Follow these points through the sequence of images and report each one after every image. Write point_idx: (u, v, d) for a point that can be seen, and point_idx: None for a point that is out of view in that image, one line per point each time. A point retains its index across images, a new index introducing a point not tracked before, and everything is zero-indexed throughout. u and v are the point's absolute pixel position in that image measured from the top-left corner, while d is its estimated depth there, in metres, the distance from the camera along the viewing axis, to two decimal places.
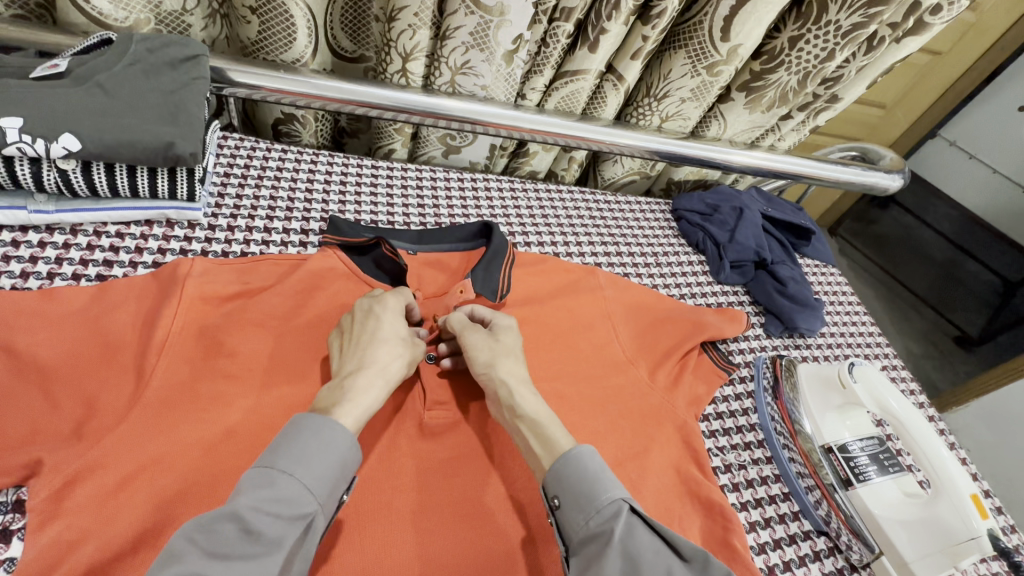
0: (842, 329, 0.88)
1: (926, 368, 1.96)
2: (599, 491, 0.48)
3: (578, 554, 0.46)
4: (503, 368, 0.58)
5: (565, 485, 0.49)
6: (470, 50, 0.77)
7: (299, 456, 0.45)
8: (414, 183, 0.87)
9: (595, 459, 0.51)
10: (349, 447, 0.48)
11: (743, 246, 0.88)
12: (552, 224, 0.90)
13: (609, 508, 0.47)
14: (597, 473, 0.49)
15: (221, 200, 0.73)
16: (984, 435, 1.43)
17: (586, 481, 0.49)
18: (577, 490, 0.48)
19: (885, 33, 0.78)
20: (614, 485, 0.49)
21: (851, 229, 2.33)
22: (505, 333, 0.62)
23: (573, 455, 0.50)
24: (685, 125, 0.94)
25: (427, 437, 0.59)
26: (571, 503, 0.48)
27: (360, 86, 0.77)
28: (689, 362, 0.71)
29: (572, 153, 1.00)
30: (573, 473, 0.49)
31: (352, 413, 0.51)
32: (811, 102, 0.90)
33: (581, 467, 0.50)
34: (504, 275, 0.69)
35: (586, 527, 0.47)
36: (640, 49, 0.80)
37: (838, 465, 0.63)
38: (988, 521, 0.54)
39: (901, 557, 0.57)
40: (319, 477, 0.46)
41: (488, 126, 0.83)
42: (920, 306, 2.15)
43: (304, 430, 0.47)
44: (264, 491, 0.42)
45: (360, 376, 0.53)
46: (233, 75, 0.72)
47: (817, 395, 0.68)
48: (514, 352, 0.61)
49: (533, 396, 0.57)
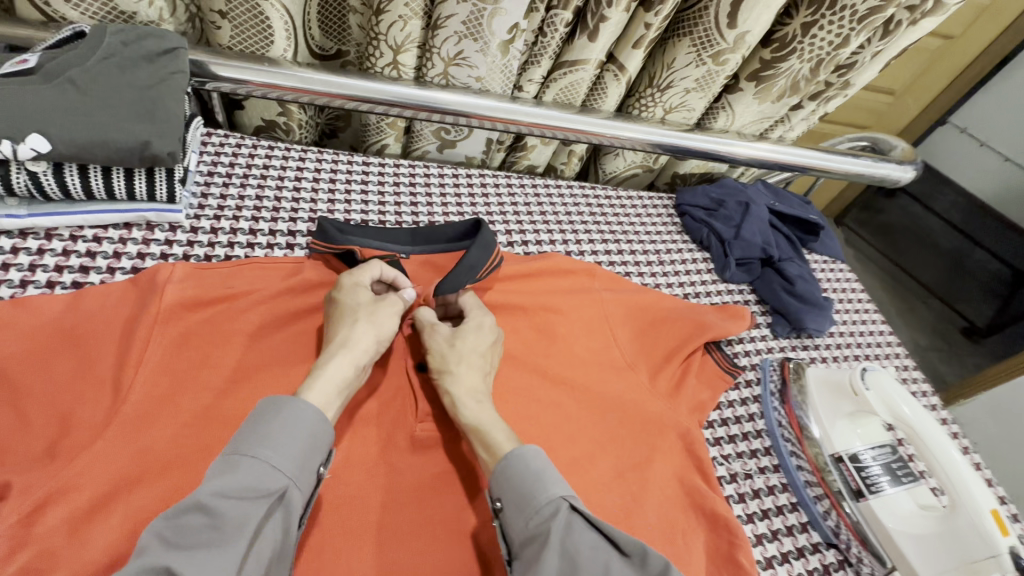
0: (852, 328, 0.85)
1: (932, 361, 1.93)
2: (539, 491, 0.46)
3: (517, 559, 0.45)
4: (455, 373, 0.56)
5: (507, 486, 0.48)
6: (464, 40, 0.74)
7: (265, 438, 0.44)
8: (407, 179, 0.84)
9: (538, 457, 0.49)
10: (313, 423, 0.47)
11: (750, 243, 0.84)
12: (550, 221, 0.87)
13: (547, 507, 0.45)
14: (538, 471, 0.48)
15: (204, 200, 0.70)
16: (989, 428, 1.41)
17: (530, 481, 0.47)
18: (518, 491, 0.47)
19: (902, 16, 0.74)
20: (554, 483, 0.47)
21: (858, 219, 2.30)
22: (472, 327, 0.60)
23: (515, 454, 0.49)
24: (689, 117, 0.90)
25: (418, 452, 0.56)
26: (512, 505, 0.47)
27: (349, 79, 0.74)
28: (693, 364, 0.69)
29: (571, 147, 0.96)
30: (514, 473, 0.48)
31: (320, 391, 0.50)
32: (823, 91, 0.86)
33: (525, 466, 0.48)
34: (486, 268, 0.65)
35: (526, 529, 0.45)
36: (643, 37, 0.76)
37: (848, 475, 0.61)
38: (1008, 538, 0.51)
39: (914, 570, 0.55)
40: (286, 454, 0.44)
41: (484, 120, 0.80)
42: (927, 297, 2.12)
43: (263, 415, 0.46)
44: (229, 476, 0.41)
45: (324, 359, 0.53)
46: (215, 68, 0.69)
47: (828, 400, 0.65)
48: (470, 352, 0.58)
49: (478, 403, 0.55)
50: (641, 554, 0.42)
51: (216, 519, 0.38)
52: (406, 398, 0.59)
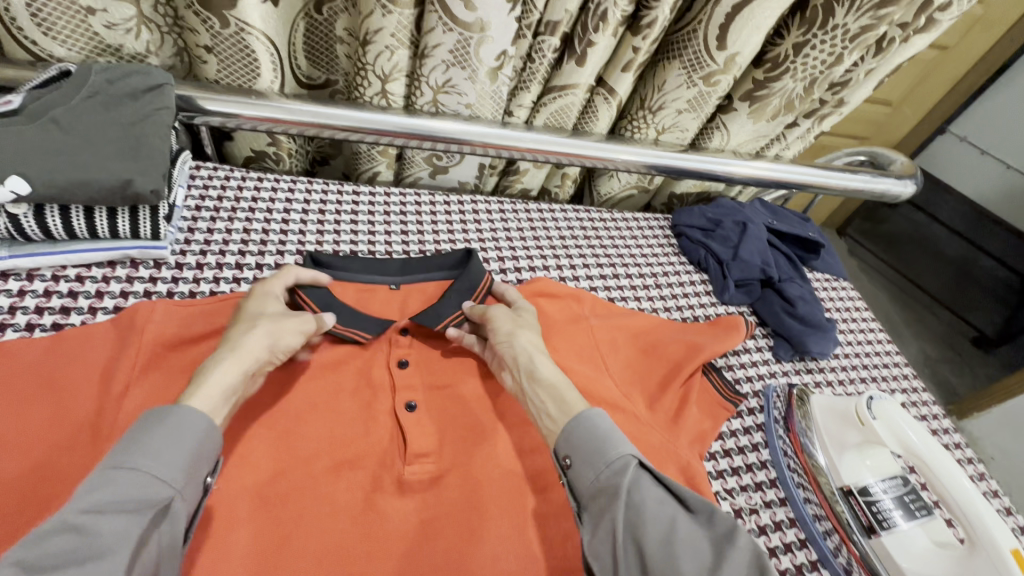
0: (857, 349, 0.83)
1: (944, 372, 1.90)
2: (608, 448, 0.48)
3: (585, 507, 0.47)
4: (513, 335, 0.61)
5: (575, 443, 0.49)
6: (451, 68, 0.73)
7: (143, 450, 0.41)
8: (398, 208, 0.83)
9: (604, 418, 0.51)
10: (201, 432, 0.44)
11: (748, 263, 0.83)
12: (544, 246, 0.85)
13: (618, 462, 0.47)
14: (606, 431, 0.50)
15: (191, 234, 0.69)
16: (1005, 441, 1.44)
17: (599, 436, 0.49)
18: (588, 447, 0.49)
19: (895, 34, 0.73)
20: (622, 442, 0.49)
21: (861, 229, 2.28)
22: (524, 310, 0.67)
23: (584, 413, 0.51)
24: (683, 137, 0.89)
25: (406, 495, 0.54)
26: (582, 460, 0.48)
27: (338, 110, 0.74)
28: (692, 390, 0.66)
29: (565, 170, 0.96)
30: (583, 431, 0.50)
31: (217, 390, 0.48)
32: (817, 108, 0.85)
33: (593, 425, 0.50)
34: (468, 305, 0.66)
35: (596, 482, 0.47)
36: (631, 60, 0.75)
37: (858, 510, 0.58)
38: None
39: None
40: (168, 449, 0.42)
41: (476, 147, 0.80)
42: (935, 307, 2.08)
43: (145, 424, 0.43)
44: (99, 492, 0.38)
45: (211, 365, 0.50)
46: (202, 102, 0.69)
47: (833, 428, 0.63)
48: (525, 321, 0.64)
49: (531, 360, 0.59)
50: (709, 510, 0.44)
51: None
52: (393, 439, 0.57)
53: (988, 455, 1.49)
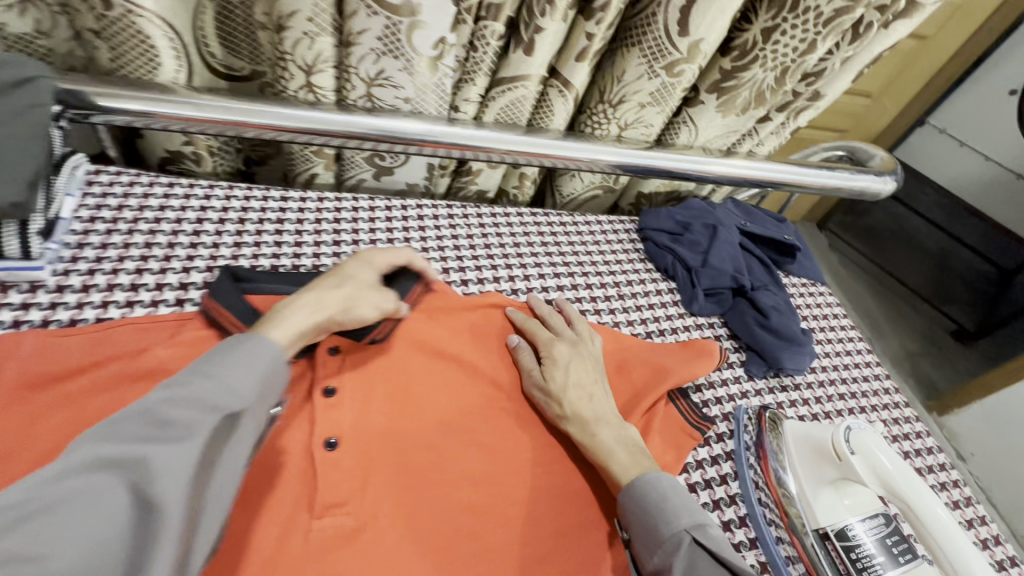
0: (835, 362, 0.77)
1: (923, 367, 1.89)
2: (661, 524, 0.50)
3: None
4: (571, 369, 0.60)
5: (633, 520, 0.52)
6: (383, 57, 0.65)
7: (224, 364, 0.43)
8: (333, 215, 0.75)
9: (656, 486, 0.52)
10: (274, 357, 0.46)
11: (719, 270, 0.76)
12: (497, 254, 0.78)
13: (671, 541, 0.49)
14: (659, 501, 0.51)
15: (78, 251, 0.60)
16: (986, 439, 1.42)
17: (654, 511, 0.51)
18: (643, 524, 0.51)
19: (873, 18, 0.66)
20: (677, 516, 0.50)
21: (840, 222, 2.25)
22: (576, 333, 0.65)
23: (636, 485, 0.52)
24: (648, 133, 0.82)
25: (316, 555, 0.46)
26: (640, 538, 0.51)
27: (256, 106, 0.65)
28: (655, 418, 0.60)
29: (522, 170, 0.88)
30: (635, 507, 0.52)
31: (280, 328, 0.49)
32: (790, 101, 0.78)
33: (648, 496, 0.52)
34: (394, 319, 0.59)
35: (654, 562, 0.50)
36: (586, 48, 0.67)
37: (835, 557, 0.52)
38: None
39: None
40: (242, 382, 0.43)
41: (417, 146, 0.72)
42: (914, 300, 2.10)
43: (229, 345, 0.45)
44: (177, 390, 0.40)
45: (283, 308, 0.51)
46: (97, 98, 0.61)
47: (809, 461, 0.57)
48: (582, 348, 0.63)
49: (590, 398, 0.59)
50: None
51: None
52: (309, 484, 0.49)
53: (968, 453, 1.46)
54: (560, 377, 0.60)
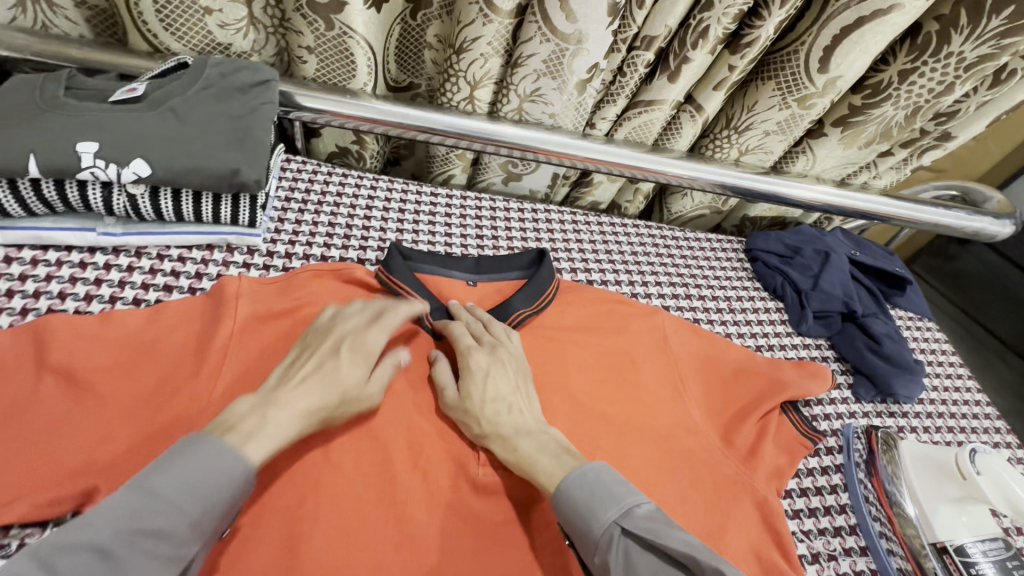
0: (944, 396, 0.78)
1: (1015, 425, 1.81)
2: (591, 522, 0.45)
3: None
4: (488, 381, 0.57)
5: (567, 523, 0.47)
6: (542, 78, 0.74)
7: (220, 467, 0.40)
8: (473, 212, 0.84)
9: (579, 480, 0.48)
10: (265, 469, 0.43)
11: (830, 294, 0.79)
12: (616, 260, 0.84)
13: (602, 538, 0.44)
14: (588, 494, 0.47)
15: (280, 225, 0.72)
16: None
17: (585, 504, 0.46)
18: (578, 526, 0.46)
19: (1017, 66, 0.69)
20: (606, 508, 0.46)
21: (928, 265, 2.15)
22: (500, 334, 0.62)
23: (565, 485, 0.48)
24: (766, 159, 0.86)
25: (481, 495, 0.54)
26: (579, 541, 0.46)
27: (426, 112, 0.75)
28: (771, 425, 0.64)
29: (638, 185, 0.95)
30: (562, 509, 0.48)
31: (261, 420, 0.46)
32: (916, 138, 0.81)
33: (578, 491, 0.48)
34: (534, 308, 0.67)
35: (595, 566, 0.44)
36: (725, 79, 0.74)
37: (953, 570, 0.54)
38: None
39: None
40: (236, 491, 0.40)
41: (553, 157, 0.80)
42: (1004, 355, 2.00)
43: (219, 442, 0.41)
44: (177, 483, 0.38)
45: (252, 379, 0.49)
46: (300, 98, 0.72)
47: (927, 480, 0.60)
48: (502, 354, 0.59)
49: (508, 409, 0.56)
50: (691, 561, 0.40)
51: None
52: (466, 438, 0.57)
53: None
54: (476, 393, 0.56)
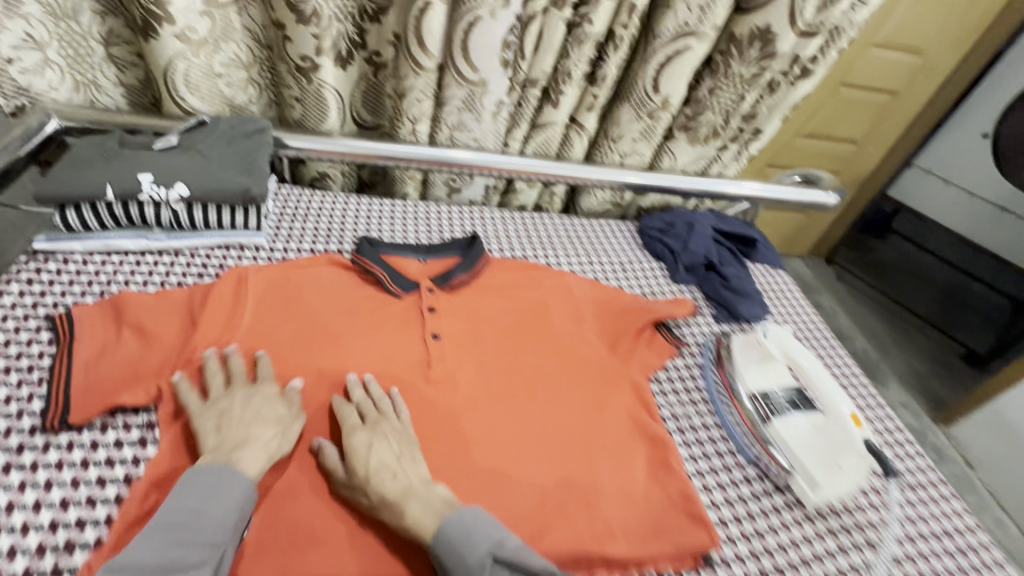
0: (787, 319, 1.05)
1: (932, 385, 2.09)
2: (466, 552, 0.57)
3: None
4: (373, 453, 0.65)
5: (442, 555, 0.57)
6: (463, 112, 1.02)
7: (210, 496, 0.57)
8: (425, 216, 1.10)
9: (456, 520, 0.59)
10: (247, 493, 0.59)
11: (694, 252, 1.06)
12: (535, 242, 1.10)
13: (476, 567, 0.55)
14: (467, 530, 0.58)
15: (278, 230, 0.96)
16: (998, 449, 1.73)
17: (462, 541, 0.57)
18: (454, 557, 0.57)
19: (781, 79, 0.99)
20: (480, 540, 0.57)
21: (849, 257, 2.54)
22: (389, 411, 0.71)
23: (442, 530, 0.58)
24: (642, 160, 1.15)
25: (432, 385, 0.76)
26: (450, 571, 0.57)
27: (380, 144, 1.02)
28: (644, 337, 0.90)
29: (552, 189, 1.23)
30: (441, 546, 0.58)
31: (253, 461, 0.62)
32: (739, 135, 1.11)
33: (455, 530, 0.58)
34: (463, 275, 0.90)
35: None
36: (592, 103, 1.04)
37: (759, 406, 0.78)
38: (861, 431, 0.76)
39: (809, 473, 0.72)
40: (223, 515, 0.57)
41: (485, 169, 1.06)
42: (923, 326, 2.31)
43: (208, 480, 0.58)
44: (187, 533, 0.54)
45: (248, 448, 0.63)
46: (288, 141, 0.98)
47: (743, 356, 0.84)
48: (386, 428, 0.68)
49: (394, 475, 0.64)
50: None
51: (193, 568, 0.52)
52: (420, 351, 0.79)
53: (976, 458, 1.79)
54: (361, 470, 0.64)
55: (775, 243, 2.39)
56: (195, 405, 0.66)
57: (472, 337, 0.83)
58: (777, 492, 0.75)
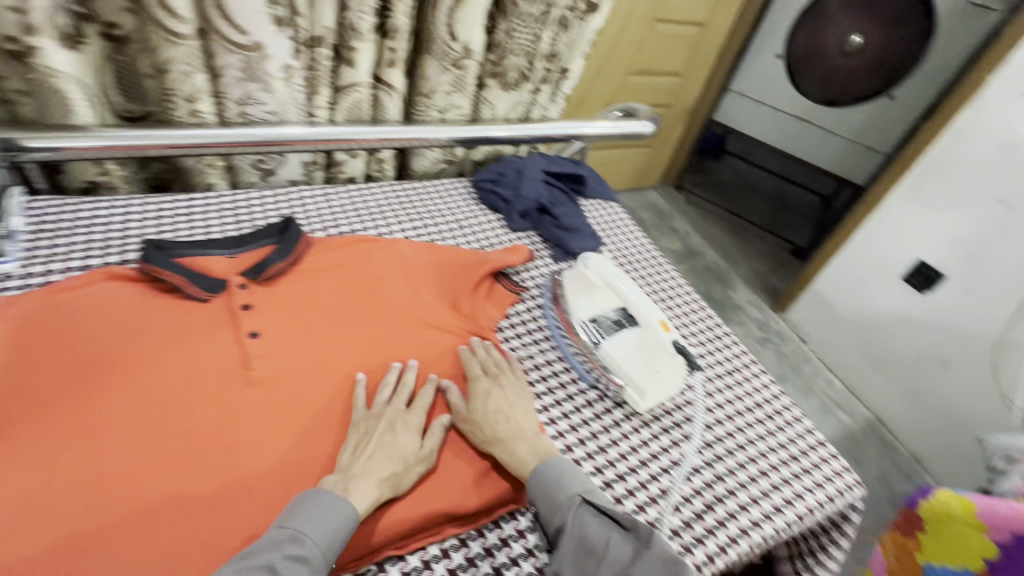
0: (619, 248, 1.12)
1: (772, 280, 2.36)
2: (558, 492, 0.64)
3: (554, 543, 0.62)
4: (490, 398, 0.73)
5: (537, 494, 0.65)
6: (247, 83, 0.91)
7: (310, 516, 0.57)
8: (230, 205, 0.97)
9: (552, 468, 0.66)
10: (345, 515, 0.58)
11: (526, 198, 1.09)
12: (364, 213, 1.04)
13: (566, 503, 0.62)
14: (557, 475, 0.65)
15: (35, 250, 0.80)
16: (820, 323, 2.02)
17: (552, 485, 0.64)
18: (545, 498, 0.64)
19: (569, 14, 1.06)
20: (570, 485, 0.64)
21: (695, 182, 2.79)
22: (499, 366, 0.78)
23: (537, 471, 0.66)
24: (462, 114, 1.13)
25: (255, 387, 0.69)
26: (543, 508, 0.64)
27: (149, 132, 0.86)
28: (484, 289, 0.92)
29: (379, 155, 1.16)
30: (538, 486, 0.65)
31: (361, 489, 0.61)
32: (547, 76, 1.15)
33: (548, 474, 0.66)
34: (283, 262, 0.83)
35: (552, 523, 0.62)
36: (392, 57, 0.98)
37: (588, 332, 0.83)
38: (670, 334, 0.81)
39: (637, 386, 0.79)
40: (324, 532, 0.56)
41: (292, 144, 0.96)
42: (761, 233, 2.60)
43: (315, 502, 0.58)
44: (289, 546, 0.54)
45: (366, 459, 0.64)
46: (26, 141, 0.80)
47: (571, 288, 0.89)
48: (506, 390, 0.76)
49: (507, 419, 0.71)
50: (634, 524, 0.59)
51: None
52: (237, 353, 0.72)
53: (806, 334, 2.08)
54: (480, 409, 0.72)
55: (626, 178, 2.55)
56: (359, 413, 0.69)
57: (297, 325, 0.77)
58: (615, 408, 0.81)
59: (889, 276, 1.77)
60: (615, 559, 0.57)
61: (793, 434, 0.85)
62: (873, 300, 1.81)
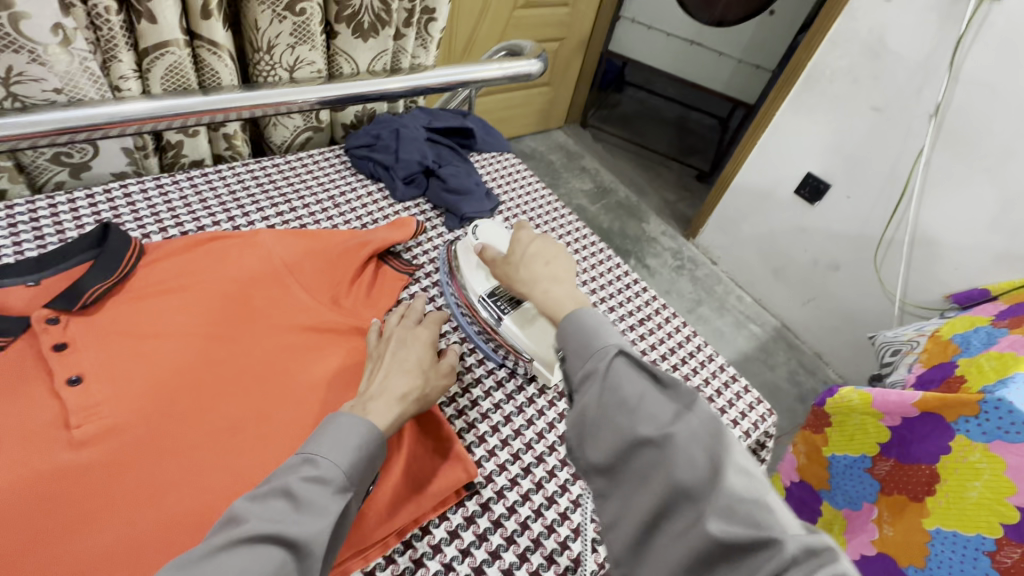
0: (518, 204, 1.05)
1: (681, 208, 2.41)
2: (594, 340, 0.50)
3: (578, 393, 0.48)
4: (529, 265, 0.64)
5: (567, 338, 0.52)
6: (3, 54, 0.69)
7: (330, 442, 0.53)
8: (27, 217, 0.76)
9: (593, 315, 0.52)
10: (370, 432, 0.55)
11: (408, 161, 0.97)
12: (215, 202, 0.88)
13: (601, 351, 0.49)
14: (596, 325, 0.51)
15: None
16: (725, 244, 2.10)
17: (586, 333, 0.51)
18: (577, 342, 0.50)
19: None
20: (610, 334, 0.50)
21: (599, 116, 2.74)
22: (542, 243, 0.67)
23: (573, 316, 0.52)
24: (316, 71, 0.97)
25: (81, 449, 0.55)
26: (573, 353, 0.50)
27: None
28: (372, 274, 0.83)
29: (224, 130, 0.98)
30: (572, 330, 0.52)
31: (380, 411, 0.59)
32: (410, 17, 1.02)
33: (583, 321, 0.52)
34: (103, 284, 0.66)
35: (580, 370, 0.49)
36: (205, 7, 0.80)
37: (487, 307, 0.76)
38: None
39: (544, 358, 0.72)
40: (343, 453, 0.53)
41: (110, 129, 0.75)
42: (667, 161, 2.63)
43: (341, 423, 0.55)
44: (307, 469, 0.50)
45: (375, 384, 0.63)
46: None
47: (464, 261, 0.81)
48: (546, 259, 0.64)
49: (555, 283, 0.59)
50: (674, 383, 0.46)
51: (295, 500, 0.48)
52: (53, 410, 0.57)
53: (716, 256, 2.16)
54: (530, 272, 0.62)
55: (529, 122, 2.43)
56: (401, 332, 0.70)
57: (135, 358, 0.63)
58: (528, 384, 0.79)
59: (783, 192, 1.84)
60: (653, 415, 0.44)
61: (706, 373, 0.85)
62: (771, 216, 1.90)
